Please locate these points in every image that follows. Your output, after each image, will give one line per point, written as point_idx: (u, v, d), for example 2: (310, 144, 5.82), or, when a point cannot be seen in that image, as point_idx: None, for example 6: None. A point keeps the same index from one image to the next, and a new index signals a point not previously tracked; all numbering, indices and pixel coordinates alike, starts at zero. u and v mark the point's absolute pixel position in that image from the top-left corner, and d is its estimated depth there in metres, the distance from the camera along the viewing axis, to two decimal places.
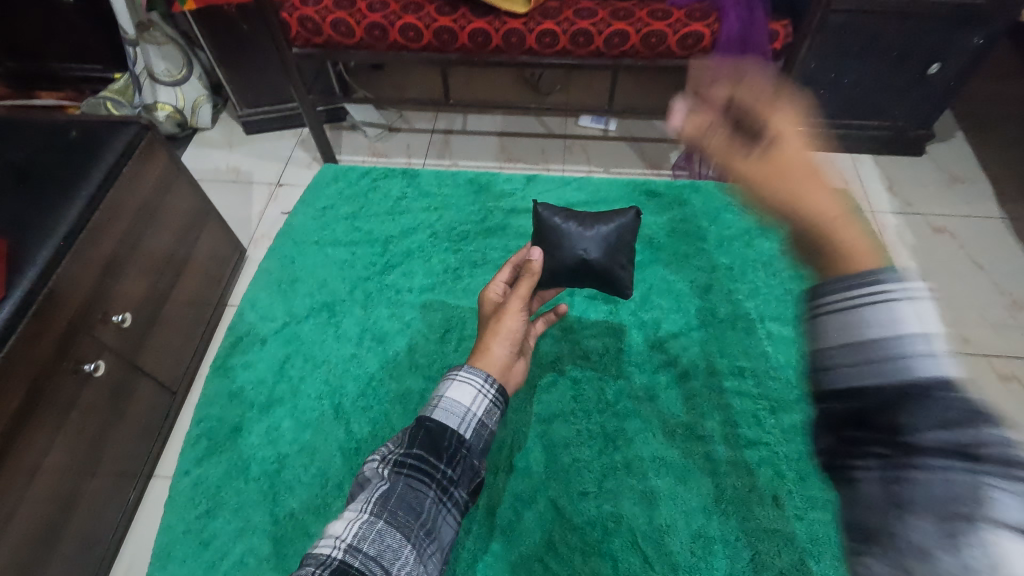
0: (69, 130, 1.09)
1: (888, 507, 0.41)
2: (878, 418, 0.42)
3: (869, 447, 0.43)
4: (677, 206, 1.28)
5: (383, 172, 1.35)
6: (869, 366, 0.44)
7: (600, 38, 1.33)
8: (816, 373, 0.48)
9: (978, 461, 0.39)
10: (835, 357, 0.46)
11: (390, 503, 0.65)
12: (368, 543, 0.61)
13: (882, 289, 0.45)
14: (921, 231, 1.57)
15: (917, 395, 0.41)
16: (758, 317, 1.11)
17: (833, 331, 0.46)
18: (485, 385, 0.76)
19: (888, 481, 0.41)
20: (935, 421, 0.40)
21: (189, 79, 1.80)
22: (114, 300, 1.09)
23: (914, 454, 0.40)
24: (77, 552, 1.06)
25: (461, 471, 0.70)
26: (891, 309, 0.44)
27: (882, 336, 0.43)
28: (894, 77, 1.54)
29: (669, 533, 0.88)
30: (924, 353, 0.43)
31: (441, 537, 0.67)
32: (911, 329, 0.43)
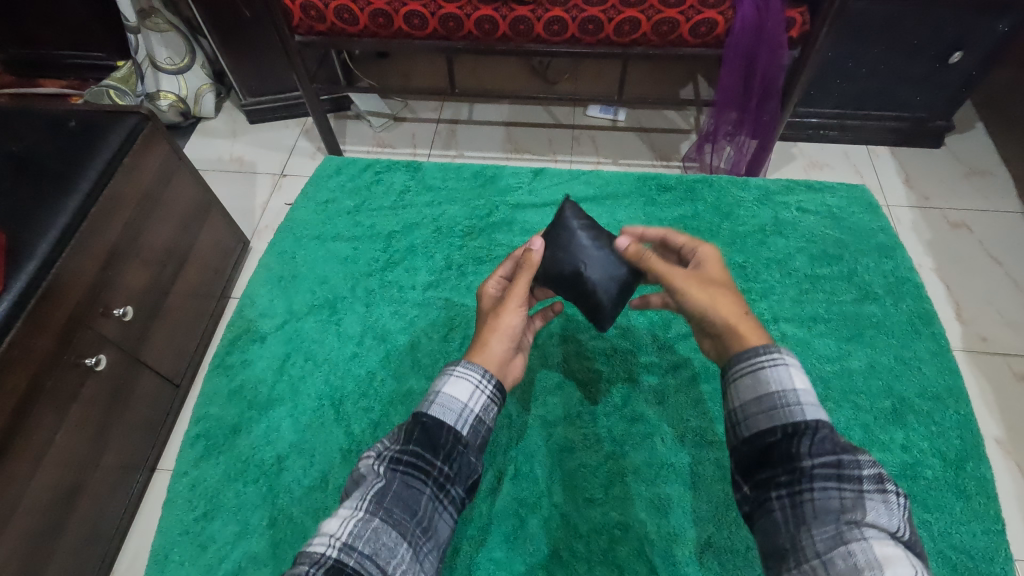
0: (68, 120, 1.06)
1: (795, 522, 0.58)
2: (785, 454, 0.61)
3: (781, 479, 0.60)
4: (688, 202, 1.24)
5: (386, 165, 1.32)
6: (771, 413, 0.65)
7: (610, 25, 1.28)
8: (740, 423, 0.68)
9: (850, 483, 0.58)
10: (740, 412, 0.68)
11: (386, 500, 0.63)
12: (363, 541, 0.59)
13: (774, 356, 0.68)
14: (939, 226, 1.53)
15: (805, 432, 0.62)
16: (771, 318, 1.08)
17: (744, 388, 0.68)
18: (483, 381, 0.74)
19: (794, 504, 0.58)
20: (793, 456, 0.61)
21: (192, 68, 1.76)
22: (115, 293, 1.07)
23: (811, 479, 0.58)
24: (80, 548, 1.05)
25: (458, 468, 0.68)
26: (758, 378, 0.67)
27: (777, 389, 0.66)
28: (915, 66, 1.49)
29: (677, 542, 0.86)
30: (804, 402, 0.65)
31: (436, 535, 0.65)
32: (797, 385, 0.65)
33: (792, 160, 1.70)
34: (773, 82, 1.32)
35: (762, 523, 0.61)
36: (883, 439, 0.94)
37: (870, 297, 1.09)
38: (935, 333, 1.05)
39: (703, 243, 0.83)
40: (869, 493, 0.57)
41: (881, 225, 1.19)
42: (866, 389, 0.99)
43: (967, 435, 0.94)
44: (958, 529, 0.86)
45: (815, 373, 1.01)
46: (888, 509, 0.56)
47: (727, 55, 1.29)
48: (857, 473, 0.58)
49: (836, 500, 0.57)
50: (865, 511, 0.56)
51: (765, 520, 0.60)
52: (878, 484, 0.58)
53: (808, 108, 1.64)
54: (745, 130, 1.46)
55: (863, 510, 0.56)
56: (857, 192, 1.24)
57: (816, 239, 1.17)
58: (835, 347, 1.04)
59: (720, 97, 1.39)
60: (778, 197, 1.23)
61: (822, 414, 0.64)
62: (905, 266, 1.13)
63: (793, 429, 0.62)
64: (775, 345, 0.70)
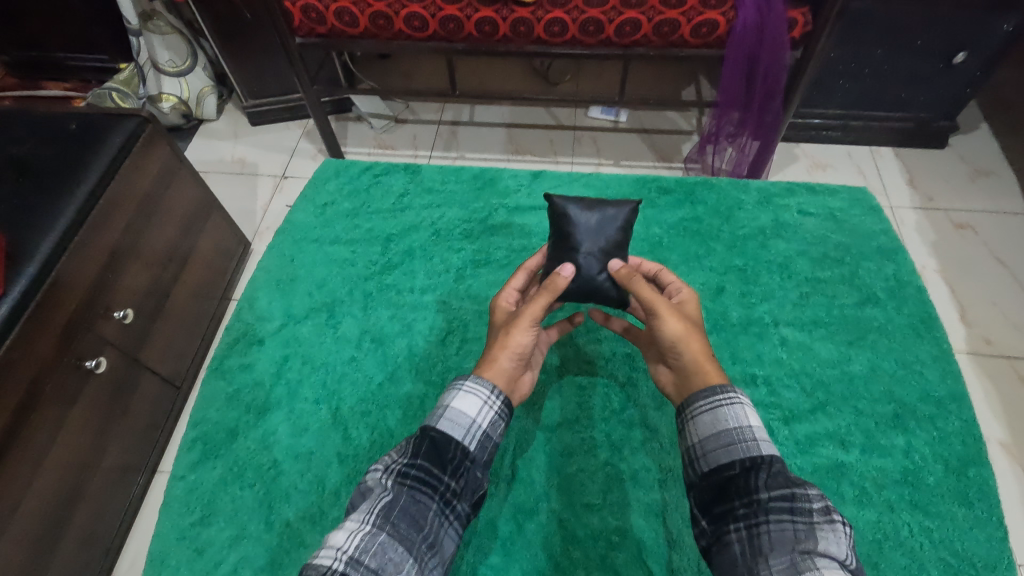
0: (69, 123, 1.06)
1: (752, 554, 0.57)
2: (742, 487, 0.62)
3: (738, 511, 0.60)
4: (688, 204, 1.23)
5: (385, 167, 1.32)
6: (729, 448, 0.66)
7: (610, 26, 1.28)
8: (698, 459, 0.69)
9: (802, 515, 0.57)
10: (698, 448, 0.69)
11: (393, 515, 0.61)
12: (370, 556, 0.57)
13: (730, 396, 0.71)
14: (942, 227, 1.51)
15: (761, 465, 0.62)
16: (772, 322, 1.07)
17: (703, 425, 0.70)
18: (491, 397, 0.74)
19: (751, 535, 0.58)
20: (747, 489, 0.61)
21: (194, 70, 1.77)
22: (116, 295, 1.07)
23: (766, 511, 0.58)
24: (81, 549, 1.05)
25: (464, 484, 0.68)
26: (715, 415, 0.70)
27: (733, 426, 0.68)
28: (918, 66, 1.48)
29: (675, 549, 0.85)
30: (758, 438, 0.66)
31: (441, 550, 0.64)
32: (752, 423, 0.68)
33: (794, 161, 1.69)
34: (776, 82, 1.31)
35: (720, 557, 0.60)
36: (884, 445, 0.93)
37: (872, 301, 1.08)
38: (938, 337, 1.04)
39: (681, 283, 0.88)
40: (819, 523, 0.56)
41: (884, 227, 1.18)
42: (867, 394, 0.98)
43: (969, 440, 0.93)
44: (960, 537, 0.85)
45: (816, 376, 1.00)
46: (837, 538, 0.55)
47: (729, 56, 1.28)
48: (808, 505, 0.58)
49: (789, 531, 0.56)
50: (817, 541, 0.55)
51: (723, 554, 0.59)
52: (826, 515, 0.57)
53: (810, 109, 1.63)
54: (747, 131, 1.45)
55: (816, 540, 0.55)
56: (859, 194, 1.23)
57: (818, 242, 1.16)
58: (837, 351, 1.03)
59: (722, 98, 1.38)
60: (778, 199, 1.23)
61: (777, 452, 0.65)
62: (907, 269, 1.12)
63: (751, 462, 0.63)
64: (732, 386, 0.73)
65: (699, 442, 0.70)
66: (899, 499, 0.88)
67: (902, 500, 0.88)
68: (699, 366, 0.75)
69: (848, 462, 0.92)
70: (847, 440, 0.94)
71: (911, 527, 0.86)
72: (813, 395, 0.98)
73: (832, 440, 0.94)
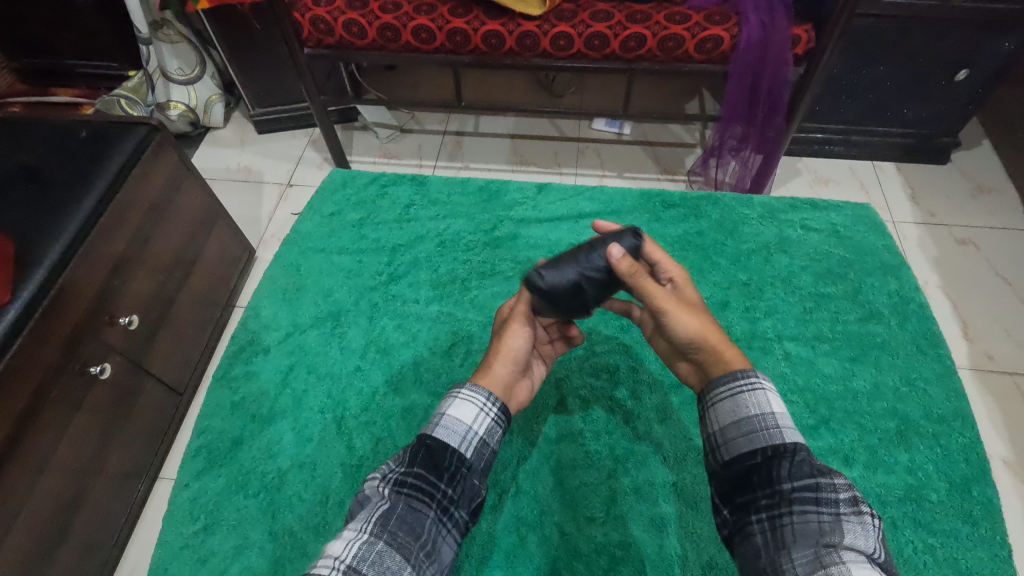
0: (79, 131, 1.07)
1: (775, 546, 0.58)
2: (765, 477, 0.62)
3: (761, 502, 0.61)
4: (693, 218, 1.24)
5: (392, 178, 1.33)
6: (750, 436, 0.66)
7: (616, 41, 1.29)
8: (720, 446, 0.69)
9: (828, 506, 0.58)
10: (719, 435, 0.69)
11: (391, 523, 0.61)
12: (367, 564, 0.57)
13: (752, 381, 0.70)
14: (945, 243, 1.52)
15: (784, 454, 0.62)
16: (776, 337, 1.07)
17: (724, 412, 0.70)
18: (487, 403, 0.74)
19: (774, 527, 0.59)
20: (771, 478, 0.62)
21: (202, 79, 1.79)
22: (122, 301, 1.08)
23: (790, 502, 0.59)
24: (81, 556, 1.05)
25: (461, 490, 0.68)
26: (736, 401, 0.69)
27: (755, 413, 0.67)
28: (920, 83, 1.49)
29: (679, 563, 0.85)
30: (781, 425, 0.66)
31: (440, 558, 0.64)
32: (774, 409, 0.67)
33: (797, 175, 1.70)
34: (779, 97, 1.32)
35: (742, 547, 0.61)
36: (888, 461, 0.93)
37: (875, 317, 1.09)
38: (941, 354, 1.04)
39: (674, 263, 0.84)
40: (845, 515, 0.58)
41: (887, 243, 1.19)
42: (871, 410, 0.98)
43: (972, 457, 0.93)
44: (963, 555, 0.85)
45: (819, 392, 1.00)
46: (865, 531, 0.57)
47: (732, 71, 1.29)
48: (834, 495, 0.59)
49: (814, 523, 0.57)
50: (843, 534, 0.56)
51: (746, 544, 0.60)
52: (854, 506, 0.58)
53: (813, 124, 1.64)
54: (750, 146, 1.46)
55: (841, 533, 0.56)
56: (862, 210, 1.24)
57: (821, 257, 1.17)
58: (840, 366, 1.03)
59: (725, 113, 1.39)
60: (782, 215, 1.23)
61: (799, 439, 0.66)
62: (911, 286, 1.13)
63: (773, 452, 0.63)
64: (753, 369, 0.72)
65: (721, 428, 0.69)
66: (903, 516, 0.88)
67: (906, 517, 0.88)
68: (715, 358, 0.74)
69: (851, 478, 0.92)
70: (850, 456, 0.94)
71: (916, 544, 0.86)
72: (817, 410, 0.98)
73: (836, 456, 0.94)
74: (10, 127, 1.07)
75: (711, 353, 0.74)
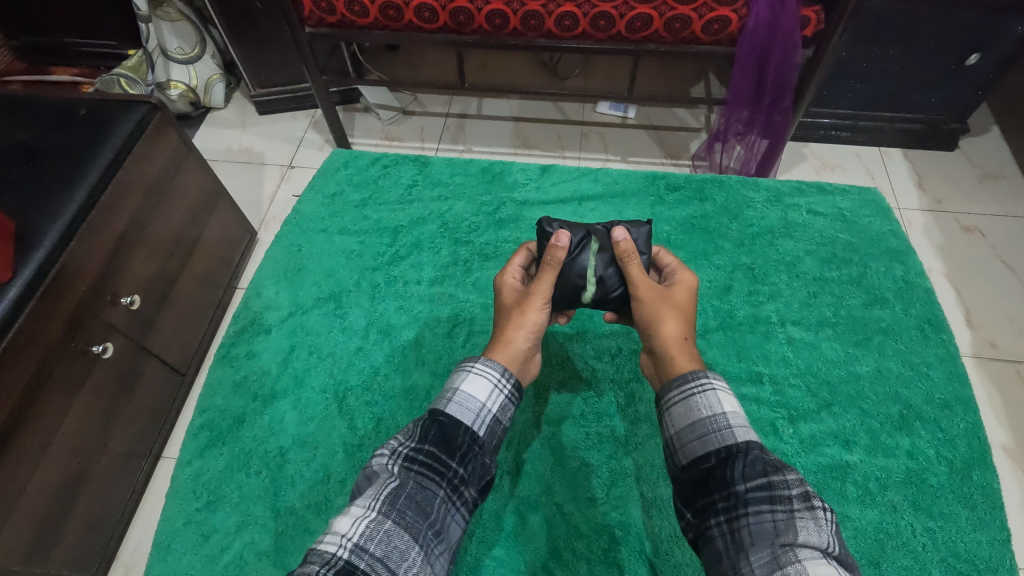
0: (79, 109, 1.06)
1: (734, 549, 0.56)
2: (721, 479, 0.61)
3: (718, 505, 0.60)
4: (697, 202, 1.23)
5: (394, 158, 1.31)
6: (704, 439, 0.65)
7: (621, 21, 1.27)
8: (677, 451, 0.68)
9: (782, 504, 0.57)
10: (675, 439, 0.68)
11: (399, 502, 0.61)
12: (375, 543, 0.58)
13: (702, 382, 0.70)
14: (950, 231, 1.51)
15: (737, 454, 0.61)
16: (779, 321, 1.06)
17: (678, 416, 0.69)
18: (501, 380, 0.74)
19: (732, 530, 0.57)
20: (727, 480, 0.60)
21: (203, 58, 1.76)
22: (123, 281, 1.08)
23: (745, 503, 0.58)
24: (85, 534, 1.06)
25: (472, 469, 0.67)
26: (690, 403, 0.69)
27: (707, 415, 0.66)
28: (930, 67, 1.47)
29: (678, 544, 0.85)
30: (733, 425, 0.65)
31: (448, 537, 0.64)
32: (726, 409, 0.66)
33: (802, 161, 1.68)
34: (788, 81, 1.30)
35: (704, 552, 0.59)
36: (889, 445, 0.93)
37: (879, 302, 1.08)
38: (945, 340, 1.03)
39: (685, 269, 0.86)
40: (799, 512, 0.57)
41: (893, 228, 1.18)
42: (874, 395, 0.98)
43: (974, 442, 0.93)
44: (963, 539, 0.85)
45: (822, 376, 1.00)
46: (818, 526, 0.56)
47: (740, 54, 1.27)
48: (787, 492, 0.58)
49: (770, 523, 0.56)
50: (797, 532, 0.56)
51: (707, 549, 0.59)
52: (806, 501, 0.58)
53: (820, 108, 1.62)
54: (756, 130, 1.45)
55: (795, 531, 0.55)
56: (868, 194, 1.23)
57: (826, 241, 1.16)
58: (843, 351, 1.03)
59: (732, 96, 1.38)
60: (788, 198, 1.22)
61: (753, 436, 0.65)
62: (916, 271, 1.12)
63: (727, 453, 0.62)
64: (704, 370, 0.72)
65: (674, 431, 0.68)
66: (902, 500, 0.88)
67: (905, 501, 0.88)
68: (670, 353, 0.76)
69: (852, 462, 0.92)
70: (851, 440, 0.94)
71: (915, 528, 0.86)
72: (819, 394, 0.98)
73: (837, 440, 0.94)
74: (9, 104, 1.06)
75: (667, 348, 0.76)
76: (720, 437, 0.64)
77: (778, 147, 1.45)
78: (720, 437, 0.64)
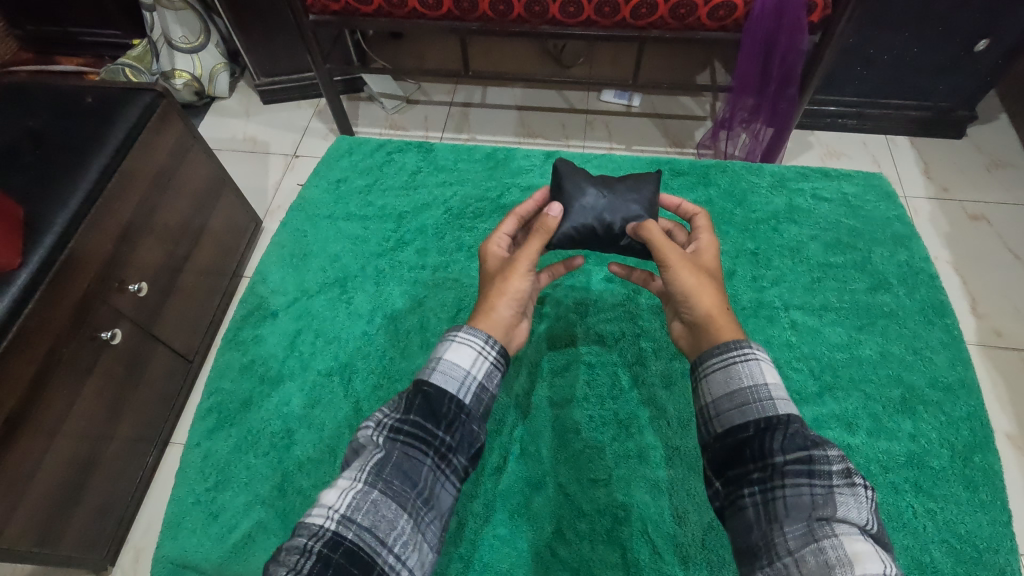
0: (85, 97, 1.07)
1: (767, 520, 0.57)
2: (757, 449, 0.60)
3: (752, 475, 0.59)
4: (702, 187, 1.22)
5: (399, 145, 1.32)
6: (743, 408, 0.65)
7: (626, 7, 1.26)
8: (712, 419, 0.67)
9: (820, 479, 0.57)
10: (713, 407, 0.67)
11: (385, 472, 0.63)
12: (362, 513, 0.59)
13: (745, 352, 0.68)
14: (957, 219, 1.50)
15: (777, 426, 0.60)
16: (782, 306, 1.07)
17: (716, 384, 0.68)
18: (486, 346, 0.73)
19: (766, 501, 0.58)
20: (767, 451, 0.60)
21: (207, 47, 1.77)
22: (131, 268, 1.09)
23: (782, 476, 0.58)
24: (96, 515, 1.09)
25: (460, 437, 0.68)
26: (729, 372, 0.68)
27: (748, 384, 0.66)
28: (938, 53, 1.45)
29: (680, 524, 0.86)
30: (775, 397, 0.65)
31: (438, 504, 0.65)
32: (768, 379, 0.66)
33: (808, 149, 1.67)
34: (793, 68, 1.29)
35: (734, 520, 0.60)
36: (892, 428, 0.93)
37: (883, 287, 1.08)
38: (949, 324, 1.03)
39: (704, 235, 0.85)
40: (839, 487, 0.57)
41: (899, 214, 1.18)
42: (877, 378, 0.98)
43: (977, 426, 0.93)
44: (964, 520, 0.85)
45: (824, 360, 1.00)
46: (856, 502, 0.56)
47: (745, 41, 1.27)
48: (827, 467, 0.57)
49: (807, 497, 0.56)
50: (835, 507, 0.56)
51: (737, 516, 0.60)
52: (847, 477, 0.57)
53: (826, 96, 1.61)
54: (761, 118, 1.44)
55: (834, 505, 0.56)
56: (874, 179, 1.22)
57: (831, 227, 1.16)
58: (847, 336, 1.03)
59: (737, 82, 1.37)
60: (793, 184, 1.22)
61: (794, 410, 0.64)
62: (921, 256, 1.11)
63: (766, 423, 0.61)
64: (746, 340, 0.70)
65: (713, 399, 0.68)
66: (904, 482, 0.89)
67: (908, 483, 0.89)
68: (712, 325, 0.73)
69: (855, 445, 0.92)
70: (854, 423, 0.94)
71: (916, 509, 0.86)
72: (822, 378, 0.99)
73: (840, 423, 0.94)
74: (17, 92, 1.07)
75: (707, 320, 0.74)
76: (763, 409, 0.63)
77: (782, 135, 1.45)
78: (764, 408, 0.63)
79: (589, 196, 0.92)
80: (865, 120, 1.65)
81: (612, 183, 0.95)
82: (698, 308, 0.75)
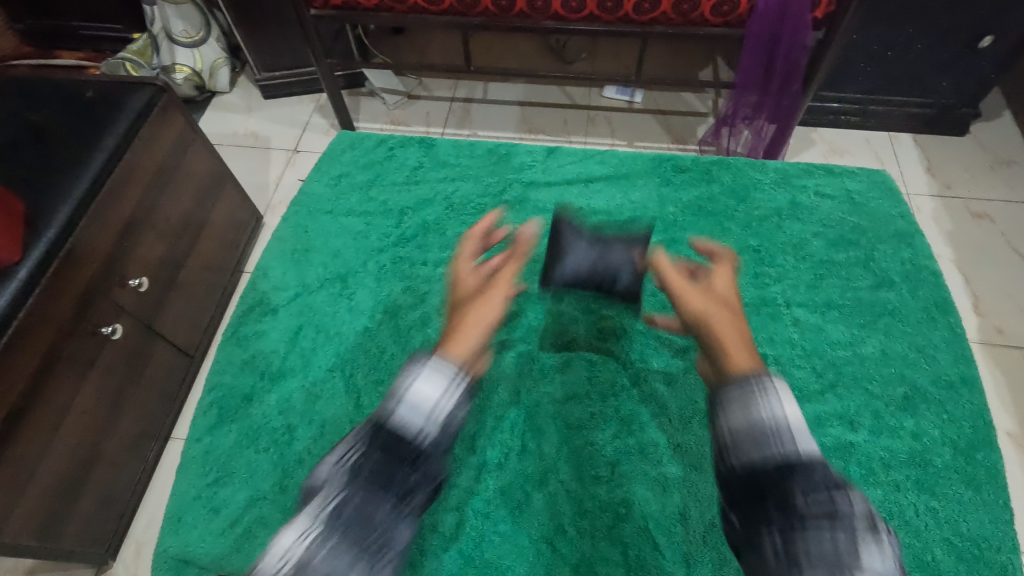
0: (86, 91, 1.07)
1: (790, 562, 0.60)
2: (781, 494, 0.63)
3: (777, 518, 0.62)
4: (704, 184, 1.22)
5: (400, 140, 1.31)
6: (764, 446, 0.66)
7: (629, 2, 1.25)
8: (729, 452, 0.69)
9: (844, 528, 0.60)
10: (732, 441, 0.69)
11: (344, 518, 0.68)
12: (322, 560, 0.65)
13: (765, 387, 0.70)
14: (960, 216, 1.50)
15: (800, 474, 0.63)
16: (785, 303, 1.06)
17: (735, 414, 0.69)
18: (451, 382, 0.76)
19: (790, 544, 0.60)
20: (792, 498, 0.62)
21: (208, 41, 1.77)
22: (132, 263, 1.08)
23: (806, 522, 0.60)
24: (98, 509, 1.08)
25: (419, 477, 0.72)
26: (752, 405, 0.69)
27: (769, 421, 0.67)
28: (942, 49, 1.45)
29: (682, 522, 0.86)
30: (795, 438, 0.66)
31: (398, 540, 0.71)
32: (788, 417, 0.67)
33: (810, 145, 1.66)
34: (797, 64, 1.28)
35: (752, 558, 0.63)
36: (894, 426, 0.93)
37: (887, 285, 1.07)
38: (953, 322, 1.03)
39: (719, 273, 0.88)
40: (862, 537, 0.59)
41: (902, 211, 1.17)
42: (879, 377, 0.98)
43: (979, 424, 0.93)
44: (965, 518, 0.85)
45: (827, 358, 1.00)
46: (879, 553, 0.59)
47: (749, 36, 1.26)
48: (849, 516, 0.60)
49: (830, 544, 0.59)
50: (859, 555, 0.58)
51: (757, 555, 0.62)
52: (867, 526, 0.60)
53: (829, 92, 1.60)
54: (764, 114, 1.43)
55: (857, 554, 0.58)
56: (878, 176, 1.22)
57: (834, 224, 1.15)
58: (850, 333, 1.03)
59: (740, 78, 1.36)
60: (797, 181, 1.21)
61: (811, 453, 0.66)
62: (925, 254, 1.11)
63: (789, 469, 0.64)
64: (764, 373, 0.72)
65: (732, 431, 0.69)
66: (907, 480, 0.88)
67: (910, 481, 0.88)
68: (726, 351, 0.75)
69: (856, 443, 0.92)
70: (857, 421, 0.94)
71: (919, 507, 0.86)
72: (824, 375, 0.98)
73: (841, 420, 0.94)
74: (18, 85, 1.07)
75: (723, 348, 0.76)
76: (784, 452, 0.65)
77: (785, 131, 1.44)
78: (785, 451, 0.65)
79: (581, 245, 1.03)
80: (868, 117, 1.64)
81: (607, 240, 1.03)
82: (715, 342, 0.77)
